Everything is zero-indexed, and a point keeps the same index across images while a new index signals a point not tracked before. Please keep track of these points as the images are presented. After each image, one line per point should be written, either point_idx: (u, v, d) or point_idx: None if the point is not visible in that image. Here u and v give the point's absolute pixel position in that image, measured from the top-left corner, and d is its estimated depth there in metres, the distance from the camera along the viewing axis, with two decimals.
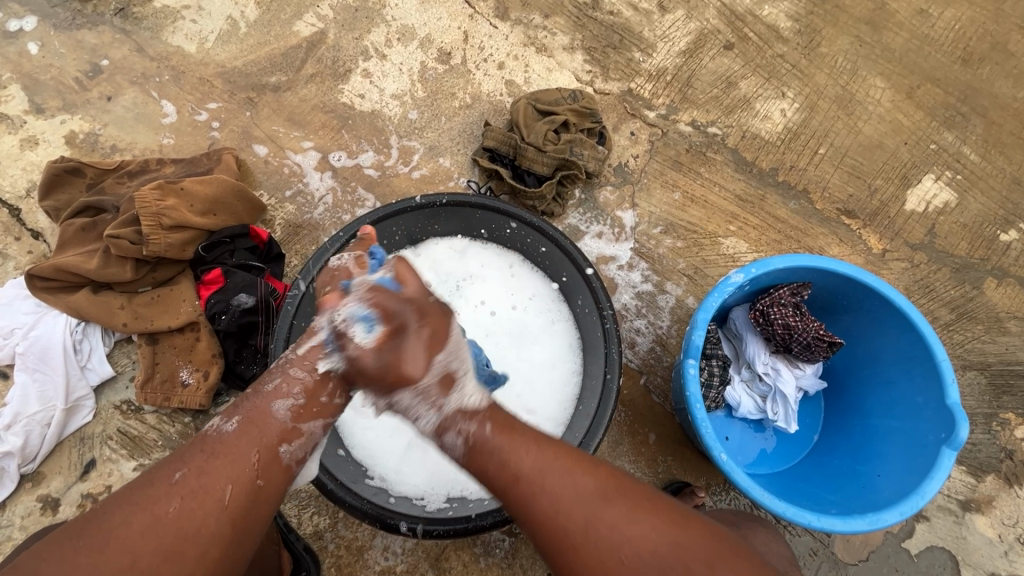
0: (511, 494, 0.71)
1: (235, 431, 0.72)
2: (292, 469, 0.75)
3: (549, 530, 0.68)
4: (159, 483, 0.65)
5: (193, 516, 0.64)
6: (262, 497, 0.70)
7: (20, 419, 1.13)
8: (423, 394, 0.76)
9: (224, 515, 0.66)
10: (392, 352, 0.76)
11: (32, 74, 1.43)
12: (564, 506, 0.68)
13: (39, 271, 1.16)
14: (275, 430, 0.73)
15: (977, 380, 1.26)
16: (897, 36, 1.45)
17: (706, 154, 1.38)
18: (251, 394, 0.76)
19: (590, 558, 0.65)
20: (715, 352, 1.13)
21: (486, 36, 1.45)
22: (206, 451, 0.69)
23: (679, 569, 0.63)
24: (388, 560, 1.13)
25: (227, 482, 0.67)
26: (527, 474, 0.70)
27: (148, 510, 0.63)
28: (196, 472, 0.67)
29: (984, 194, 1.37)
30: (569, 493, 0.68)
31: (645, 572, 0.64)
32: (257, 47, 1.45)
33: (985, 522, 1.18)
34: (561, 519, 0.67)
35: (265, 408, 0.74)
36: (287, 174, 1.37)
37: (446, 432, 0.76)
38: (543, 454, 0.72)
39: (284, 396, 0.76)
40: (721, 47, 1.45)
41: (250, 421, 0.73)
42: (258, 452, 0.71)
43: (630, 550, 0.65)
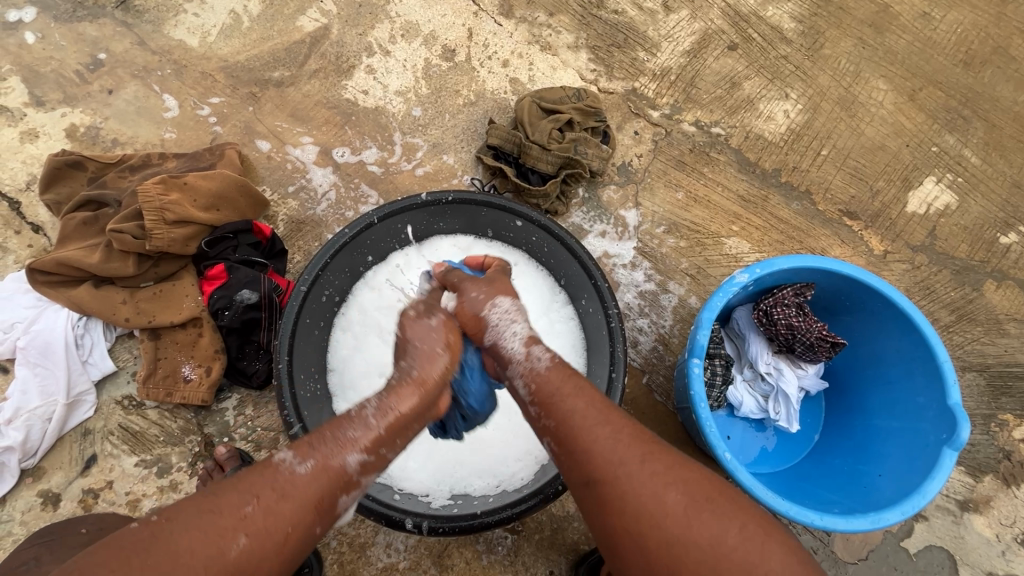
0: (564, 426, 0.72)
1: (308, 475, 0.66)
2: (340, 516, 0.70)
3: (600, 457, 0.68)
4: (227, 515, 0.61)
5: (253, 559, 0.60)
6: (312, 545, 0.66)
7: (21, 414, 1.13)
8: (521, 308, 0.86)
9: (276, 563, 0.62)
10: (505, 280, 0.90)
11: (33, 67, 1.41)
12: (621, 440, 0.69)
13: (40, 266, 1.15)
14: (340, 478, 0.68)
15: (976, 382, 1.27)
16: (900, 38, 1.45)
17: (709, 154, 1.39)
18: (329, 436, 0.69)
19: (636, 490, 0.65)
20: (718, 352, 1.14)
21: (491, 33, 1.45)
22: (276, 491, 0.64)
23: (706, 519, 0.62)
24: (390, 557, 1.13)
25: (291, 525, 0.63)
26: (590, 412, 0.72)
27: (212, 546, 0.58)
28: (265, 509, 0.62)
29: (985, 197, 1.37)
30: (628, 433, 0.70)
31: (690, 515, 0.63)
32: (260, 42, 1.44)
33: (983, 522, 1.19)
34: (613, 449, 0.68)
35: (339, 453, 0.69)
36: (290, 169, 1.36)
37: (534, 344, 0.81)
38: (591, 402, 0.74)
39: (354, 447, 0.70)
40: (725, 48, 1.45)
41: (323, 468, 0.67)
42: (323, 498, 0.66)
43: (677, 493, 0.64)
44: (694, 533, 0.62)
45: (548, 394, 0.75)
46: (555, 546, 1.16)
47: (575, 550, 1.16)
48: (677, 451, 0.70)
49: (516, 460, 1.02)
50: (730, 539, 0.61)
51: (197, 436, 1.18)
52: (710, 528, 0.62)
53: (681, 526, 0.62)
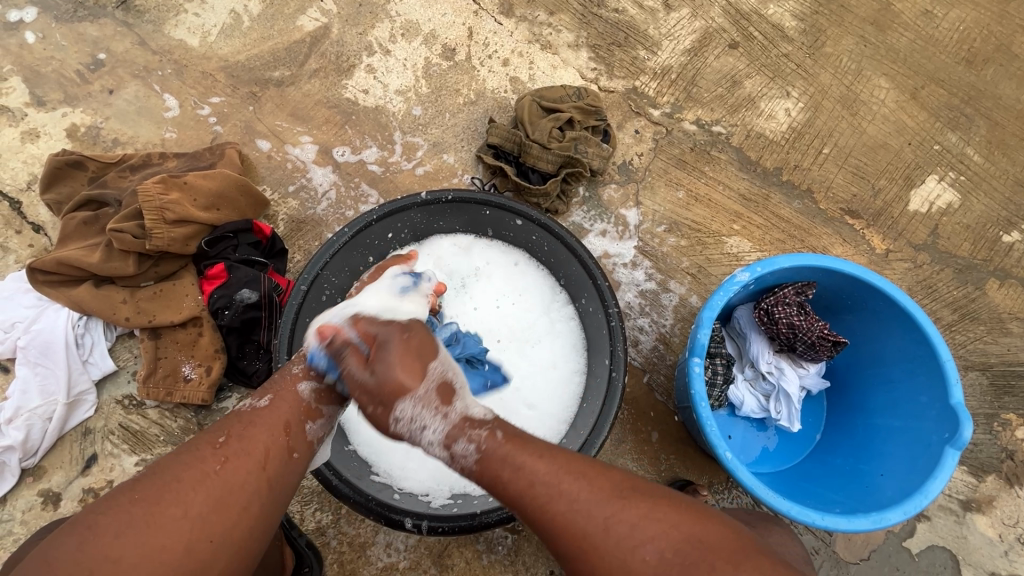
0: (522, 502, 0.68)
1: (267, 406, 0.76)
2: (315, 445, 0.78)
3: (564, 530, 0.65)
4: (204, 445, 0.70)
5: (237, 474, 0.68)
6: (295, 466, 0.74)
7: (22, 414, 1.13)
8: (422, 402, 0.73)
9: (260, 478, 0.70)
10: (387, 368, 0.74)
11: (34, 67, 1.42)
12: (579, 509, 0.65)
13: (41, 265, 1.15)
14: (300, 408, 0.78)
15: (979, 381, 1.27)
16: (902, 36, 1.45)
17: (711, 153, 1.38)
18: (279, 378, 0.81)
19: (605, 562, 0.63)
20: (720, 351, 1.13)
21: (491, 32, 1.44)
22: (241, 421, 0.73)
23: None
24: (390, 557, 1.13)
25: (266, 444, 0.72)
26: (542, 479, 0.68)
27: (197, 467, 0.67)
28: (237, 436, 0.71)
29: (988, 196, 1.37)
30: (585, 495, 0.66)
31: (664, 574, 0.61)
32: (260, 42, 1.44)
33: (985, 522, 1.19)
34: (575, 520, 0.65)
35: (291, 385, 0.79)
36: (291, 169, 1.36)
37: (455, 441, 0.72)
38: (539, 463, 0.69)
39: (305, 379, 0.80)
40: (726, 46, 1.45)
41: (280, 397, 0.78)
42: (288, 424, 0.76)
43: (648, 553, 0.62)
44: None
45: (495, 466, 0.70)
46: None
47: None
48: (638, 500, 0.66)
49: None
50: None
51: (197, 435, 1.18)
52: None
53: None
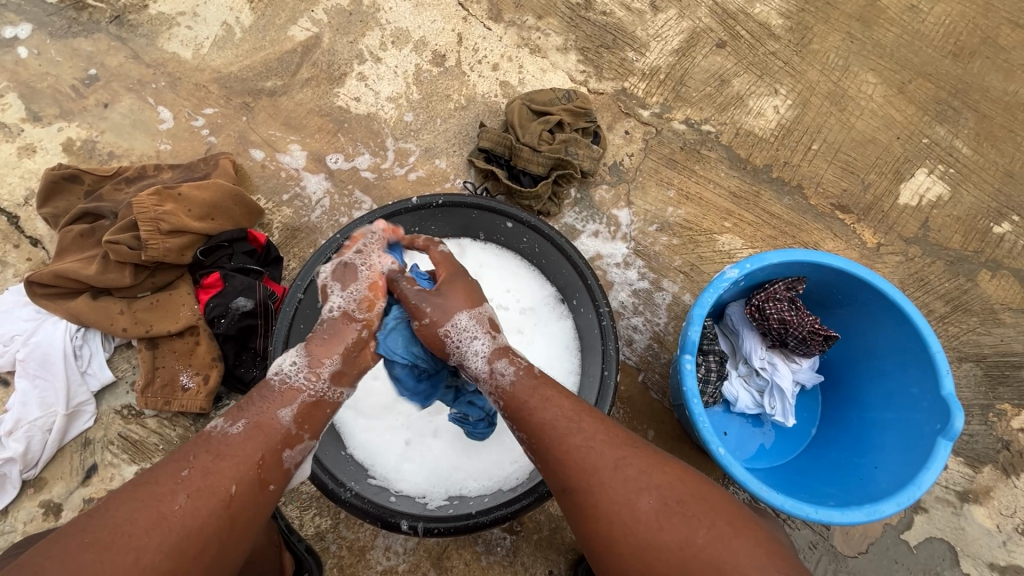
0: (542, 435, 0.74)
1: (242, 434, 0.72)
2: (291, 472, 0.75)
3: (573, 465, 0.71)
4: (165, 482, 0.65)
5: (197, 516, 0.64)
6: (265, 501, 0.71)
7: (21, 425, 1.14)
8: (478, 318, 0.84)
9: (224, 517, 0.66)
10: (454, 288, 0.86)
11: (29, 83, 1.43)
12: (594, 447, 0.72)
13: (39, 278, 1.16)
14: (278, 435, 0.74)
15: (973, 372, 1.27)
16: (888, 31, 1.46)
17: (700, 152, 1.39)
18: (257, 398, 0.76)
19: (609, 498, 0.68)
20: (712, 348, 1.14)
21: (480, 38, 1.46)
22: (211, 454, 0.69)
23: (676, 522, 0.65)
24: (389, 560, 1.14)
25: (231, 482, 0.68)
26: (567, 418, 0.75)
27: (154, 507, 0.63)
28: (201, 471, 0.67)
29: (977, 187, 1.37)
30: (601, 439, 0.73)
31: (662, 519, 0.66)
32: (253, 52, 1.46)
33: (983, 512, 1.19)
34: (587, 455, 0.71)
35: (270, 410, 0.75)
36: (285, 177, 1.38)
37: (496, 359, 0.82)
38: (557, 411, 0.76)
39: (288, 405, 0.75)
40: (713, 46, 1.46)
41: (256, 426, 0.73)
42: (263, 456, 0.72)
43: (650, 498, 0.67)
44: (665, 537, 0.65)
45: (527, 409, 0.77)
46: (554, 546, 1.16)
47: (574, 549, 1.16)
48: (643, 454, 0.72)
49: (510, 461, 1.02)
50: (699, 539, 0.64)
51: None
52: (680, 531, 0.65)
53: (652, 530, 0.66)
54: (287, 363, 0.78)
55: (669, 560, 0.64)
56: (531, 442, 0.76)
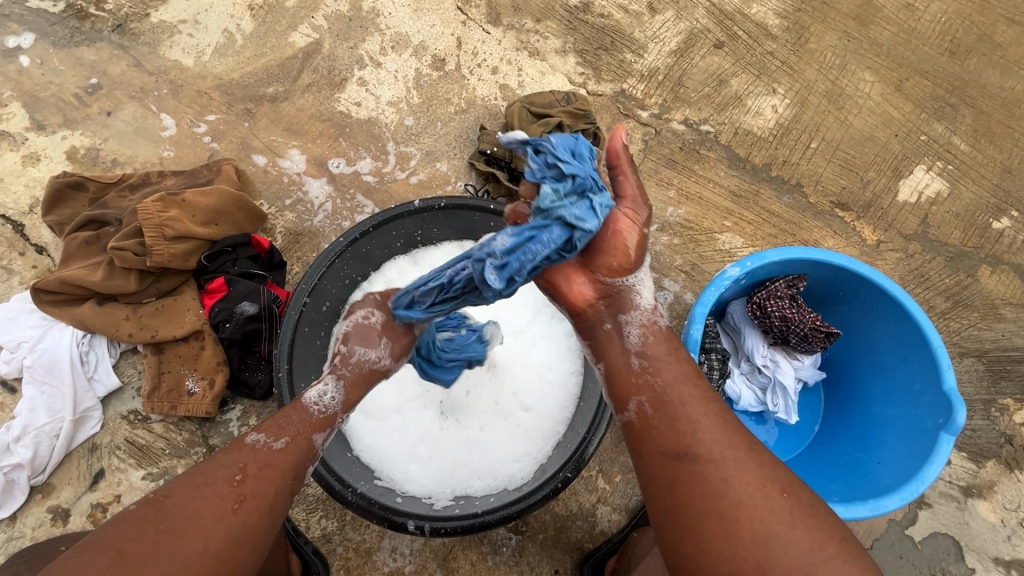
0: (671, 399, 0.70)
1: (284, 450, 0.72)
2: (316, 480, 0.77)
3: (705, 436, 0.66)
4: (220, 481, 0.65)
5: (251, 518, 0.64)
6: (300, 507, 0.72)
7: (30, 431, 1.15)
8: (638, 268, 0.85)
9: (272, 522, 0.67)
10: None
11: (33, 92, 1.45)
12: (726, 428, 0.67)
13: (45, 285, 1.17)
14: (314, 451, 0.76)
15: (974, 367, 1.28)
16: (884, 30, 1.46)
17: (700, 152, 1.40)
18: (294, 412, 0.76)
19: (741, 478, 0.63)
20: (714, 346, 1.16)
21: (479, 42, 1.47)
22: (260, 461, 0.69)
23: (811, 525, 0.61)
24: (396, 561, 1.14)
25: (279, 490, 0.68)
26: (700, 393, 0.71)
27: (215, 506, 0.63)
28: (252, 477, 0.67)
29: (976, 183, 1.38)
30: (733, 419, 0.69)
31: (795, 516, 0.61)
32: (254, 59, 1.47)
33: (987, 507, 1.19)
34: (719, 433, 0.67)
35: (308, 430, 0.75)
36: (287, 182, 1.39)
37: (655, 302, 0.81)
38: (687, 374, 0.73)
39: (325, 429, 0.77)
40: (711, 46, 1.47)
41: (296, 441, 0.73)
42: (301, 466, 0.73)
43: (785, 494, 0.63)
44: (797, 534, 0.60)
45: (661, 363, 0.73)
46: (560, 545, 1.17)
47: (580, 548, 1.17)
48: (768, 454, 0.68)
49: (514, 460, 1.03)
50: (831, 548, 0.59)
51: (202, 447, 1.20)
52: (814, 535, 0.60)
53: (784, 524, 0.60)
54: (327, 396, 0.78)
55: (797, 559, 0.58)
56: (656, 392, 0.71)
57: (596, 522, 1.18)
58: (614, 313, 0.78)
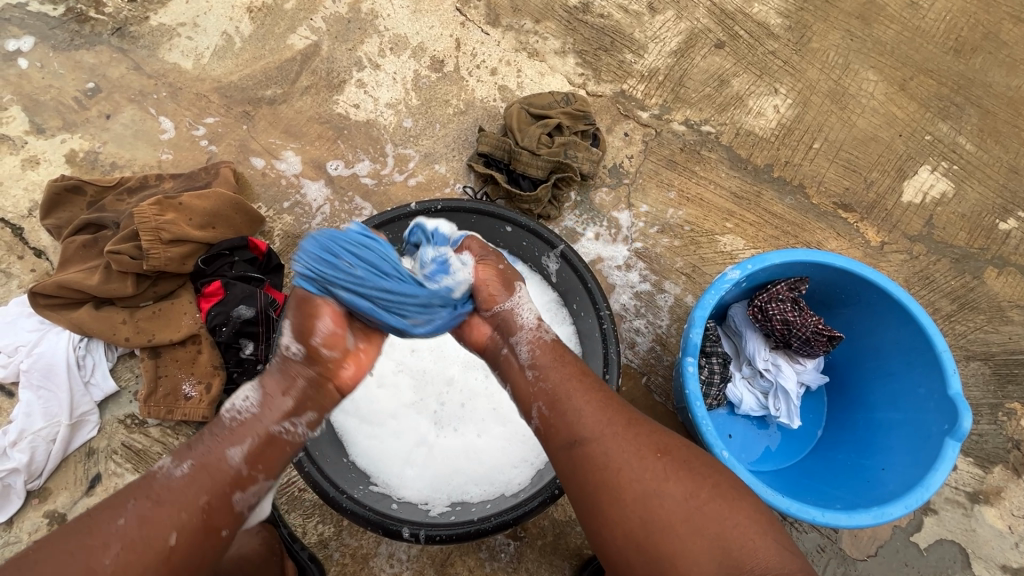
0: (557, 394, 0.76)
1: (185, 478, 0.70)
2: (243, 514, 0.73)
3: (587, 417, 0.72)
4: (99, 531, 0.64)
5: (130, 568, 0.62)
6: (212, 546, 0.69)
7: (26, 436, 1.14)
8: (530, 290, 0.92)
9: (163, 567, 0.64)
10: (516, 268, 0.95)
11: (33, 96, 1.45)
12: (606, 407, 0.74)
13: (42, 289, 1.17)
14: (228, 478, 0.71)
15: (981, 370, 1.25)
16: (888, 29, 1.45)
17: (701, 153, 1.39)
18: (205, 437, 0.74)
19: (620, 449, 0.69)
20: (715, 350, 1.13)
21: (478, 43, 1.46)
22: (150, 499, 0.67)
23: (683, 477, 0.67)
24: (393, 567, 1.13)
25: (172, 530, 0.66)
26: (580, 382, 0.77)
27: (85, 560, 0.61)
28: (138, 519, 0.65)
29: (982, 183, 1.36)
30: (614, 401, 0.76)
31: (670, 472, 0.67)
32: (252, 61, 1.47)
33: (994, 513, 1.17)
34: (598, 413, 0.73)
35: (219, 451, 0.72)
36: (285, 185, 1.38)
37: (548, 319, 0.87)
38: (573, 371, 0.79)
39: (239, 443, 0.73)
40: (712, 46, 1.45)
41: (202, 468, 0.71)
42: (207, 499, 0.69)
43: (659, 455, 0.69)
44: (670, 487, 0.66)
45: (549, 366, 0.79)
46: (558, 552, 1.15)
47: (579, 554, 1.15)
48: (653, 425, 0.75)
49: (512, 466, 1.02)
50: (704, 494, 0.66)
51: None
52: (686, 485, 0.66)
53: (659, 480, 0.67)
54: (240, 399, 0.77)
55: (675, 510, 0.64)
56: (548, 394, 0.76)
57: None
58: (505, 338, 0.86)
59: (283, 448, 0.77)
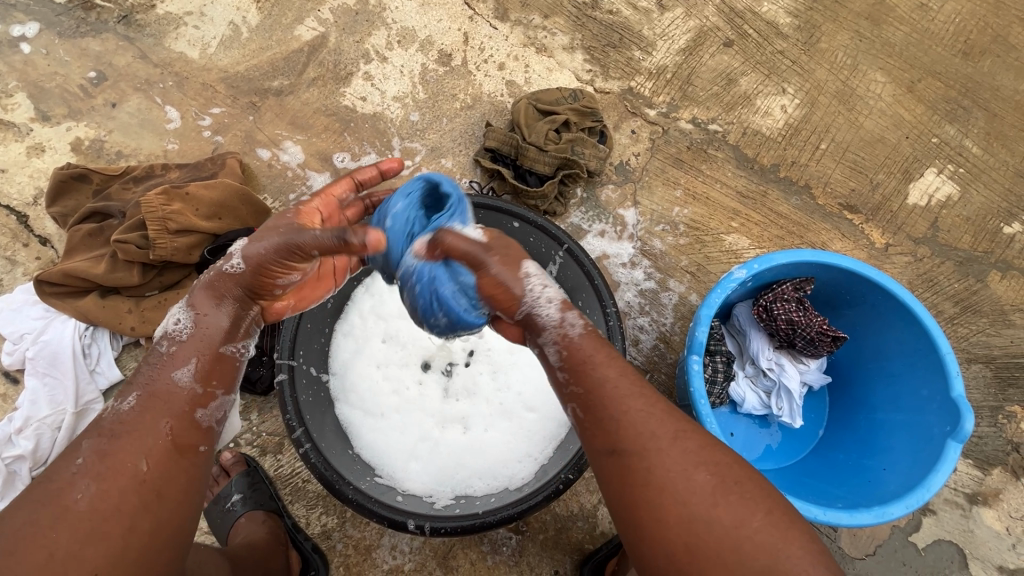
0: (593, 397, 0.71)
1: (139, 410, 0.70)
2: (212, 429, 0.75)
3: (629, 429, 0.68)
4: (60, 476, 0.63)
5: (107, 498, 0.63)
6: (183, 466, 0.69)
7: (31, 423, 1.15)
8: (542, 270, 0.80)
9: (142, 491, 0.65)
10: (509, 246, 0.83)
11: (38, 83, 1.44)
12: (653, 415, 0.69)
13: (47, 277, 1.17)
14: (183, 399, 0.72)
15: (982, 373, 1.26)
16: (897, 30, 1.44)
17: (707, 152, 1.39)
18: (145, 370, 0.73)
19: (665, 466, 0.65)
20: (719, 348, 1.13)
21: (486, 37, 1.46)
22: (105, 436, 0.67)
23: (734, 502, 0.63)
24: (396, 559, 1.14)
25: (140, 461, 0.66)
26: (622, 384, 0.71)
27: (55, 503, 0.61)
28: (98, 456, 0.65)
29: (987, 187, 1.36)
30: (662, 407, 0.70)
31: (718, 495, 0.64)
32: (259, 52, 1.46)
33: (992, 515, 1.18)
34: (645, 421, 0.68)
35: (167, 377, 0.73)
36: (291, 177, 1.38)
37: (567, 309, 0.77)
38: (610, 366, 0.73)
39: (183, 365, 0.74)
40: (720, 45, 1.45)
41: (153, 398, 0.71)
42: (168, 425, 0.70)
43: (707, 474, 0.65)
44: (719, 514, 0.62)
45: (582, 364, 0.73)
46: (560, 546, 1.16)
47: (580, 549, 1.16)
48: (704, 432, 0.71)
49: (517, 460, 1.02)
50: (755, 523, 0.62)
51: None
52: (736, 511, 0.62)
53: (707, 505, 0.63)
54: (176, 325, 0.77)
55: (721, 539, 0.61)
56: (582, 397, 0.72)
57: (597, 523, 1.17)
58: (534, 338, 0.79)
59: (232, 366, 0.79)
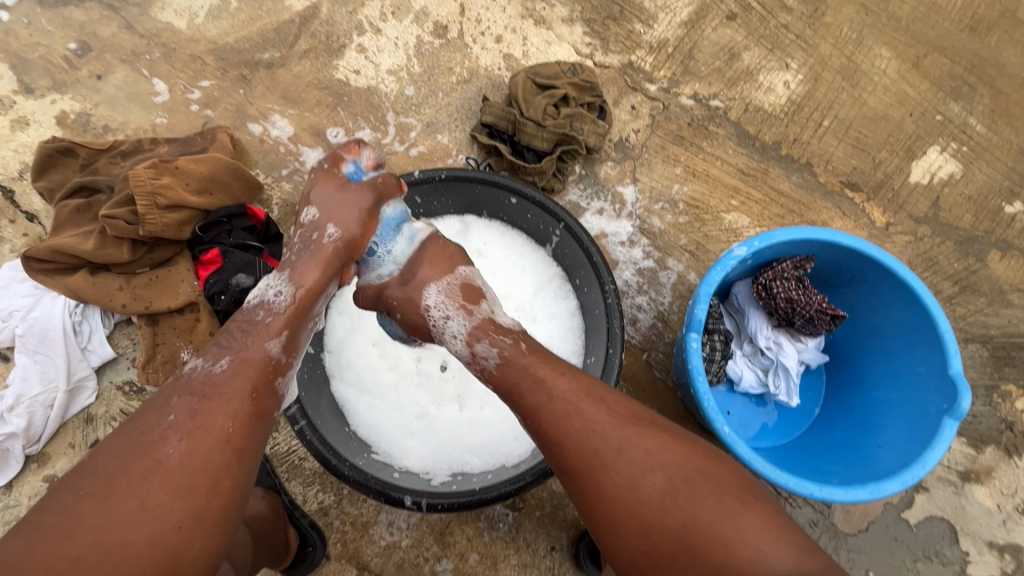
0: (535, 417, 0.73)
1: (229, 371, 0.70)
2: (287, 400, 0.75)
3: (573, 448, 0.69)
4: (153, 429, 0.63)
5: (197, 454, 0.62)
6: (261, 432, 0.69)
7: (23, 401, 1.14)
8: (448, 292, 0.85)
9: (227, 450, 0.64)
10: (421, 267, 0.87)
11: (20, 53, 1.39)
12: (595, 427, 0.70)
13: (35, 253, 1.14)
14: (267, 366, 0.73)
15: (979, 353, 1.26)
16: (904, 3, 1.41)
17: (708, 128, 1.36)
18: (237, 337, 0.74)
19: (614, 482, 0.67)
20: (718, 327, 1.12)
21: (483, 8, 1.42)
22: (197, 395, 0.67)
23: (682, 502, 0.64)
24: (393, 535, 1.14)
25: (229, 421, 0.66)
26: (562, 396, 0.73)
27: (147, 455, 0.61)
28: (189, 412, 0.65)
29: (990, 165, 1.35)
30: (600, 418, 0.71)
31: (668, 500, 0.64)
32: (249, 23, 1.42)
33: (984, 492, 1.19)
34: (588, 436, 0.69)
35: (258, 344, 0.73)
36: (284, 152, 1.35)
37: (476, 341, 0.82)
38: (551, 376, 0.75)
39: (274, 336, 0.75)
40: (724, 17, 1.41)
41: (241, 361, 0.71)
42: (252, 387, 0.70)
43: (655, 478, 0.66)
44: (670, 518, 0.63)
45: (514, 381, 0.77)
46: (556, 522, 1.17)
47: (577, 524, 1.17)
48: (649, 426, 0.71)
49: (513, 438, 1.03)
50: (706, 518, 0.62)
51: None
52: (684, 510, 0.63)
53: (656, 512, 0.64)
54: (271, 294, 0.78)
55: (673, 542, 0.63)
56: (524, 414, 0.74)
57: None
58: None
59: (306, 337, 0.80)
